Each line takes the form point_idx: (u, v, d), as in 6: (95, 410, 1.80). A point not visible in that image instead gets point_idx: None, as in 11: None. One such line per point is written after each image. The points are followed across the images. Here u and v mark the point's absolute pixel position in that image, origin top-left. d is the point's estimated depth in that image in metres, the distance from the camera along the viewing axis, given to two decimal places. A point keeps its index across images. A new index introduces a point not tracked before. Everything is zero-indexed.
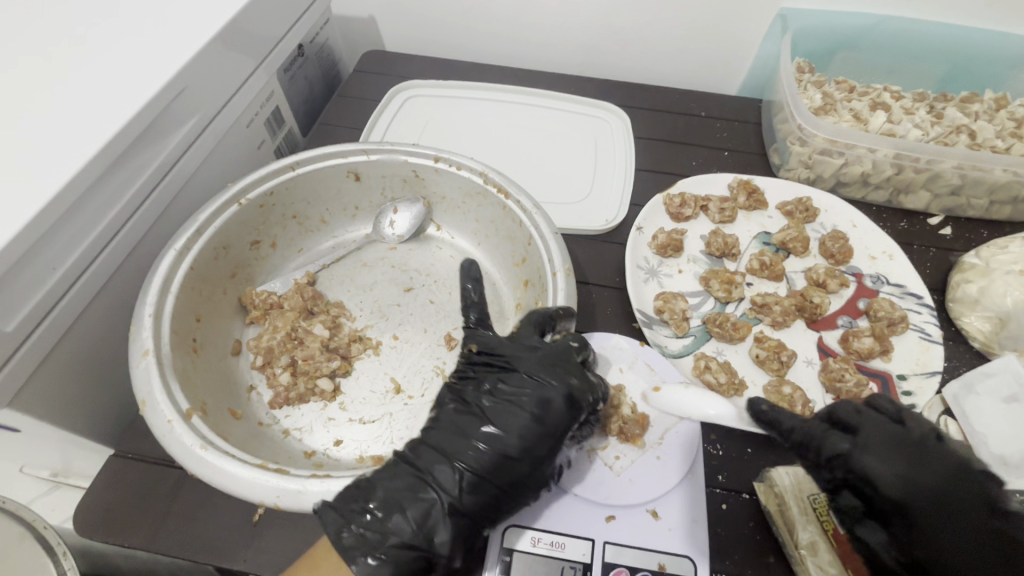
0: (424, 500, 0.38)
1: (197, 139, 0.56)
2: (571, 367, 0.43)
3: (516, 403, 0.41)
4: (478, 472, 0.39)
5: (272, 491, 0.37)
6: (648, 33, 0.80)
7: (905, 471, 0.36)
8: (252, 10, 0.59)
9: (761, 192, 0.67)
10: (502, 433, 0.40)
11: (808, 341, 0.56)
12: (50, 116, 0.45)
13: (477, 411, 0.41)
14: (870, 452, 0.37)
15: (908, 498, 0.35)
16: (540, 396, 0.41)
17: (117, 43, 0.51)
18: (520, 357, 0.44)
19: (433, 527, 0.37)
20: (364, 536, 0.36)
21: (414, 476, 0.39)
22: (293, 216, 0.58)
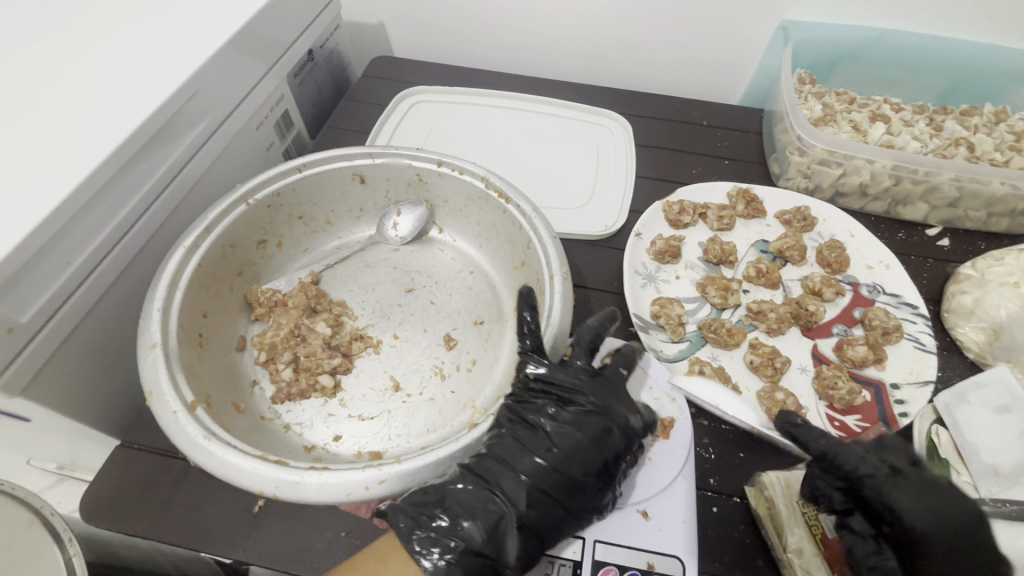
0: (496, 515, 0.39)
1: (207, 141, 0.58)
2: (623, 399, 0.45)
3: (585, 431, 0.43)
4: (543, 490, 0.41)
5: (270, 482, 0.38)
6: (652, 42, 0.81)
7: (931, 512, 0.37)
8: (265, 15, 0.61)
9: (760, 201, 0.68)
10: (566, 458, 0.42)
11: (803, 349, 0.57)
12: (69, 115, 0.47)
13: (541, 436, 0.42)
14: (899, 488, 0.39)
15: (930, 534, 0.37)
16: (604, 424, 0.43)
17: (133, 48, 0.53)
18: (579, 385, 0.45)
19: (504, 540, 0.39)
20: (439, 543, 0.37)
21: (483, 486, 0.40)
22: (299, 217, 0.60)
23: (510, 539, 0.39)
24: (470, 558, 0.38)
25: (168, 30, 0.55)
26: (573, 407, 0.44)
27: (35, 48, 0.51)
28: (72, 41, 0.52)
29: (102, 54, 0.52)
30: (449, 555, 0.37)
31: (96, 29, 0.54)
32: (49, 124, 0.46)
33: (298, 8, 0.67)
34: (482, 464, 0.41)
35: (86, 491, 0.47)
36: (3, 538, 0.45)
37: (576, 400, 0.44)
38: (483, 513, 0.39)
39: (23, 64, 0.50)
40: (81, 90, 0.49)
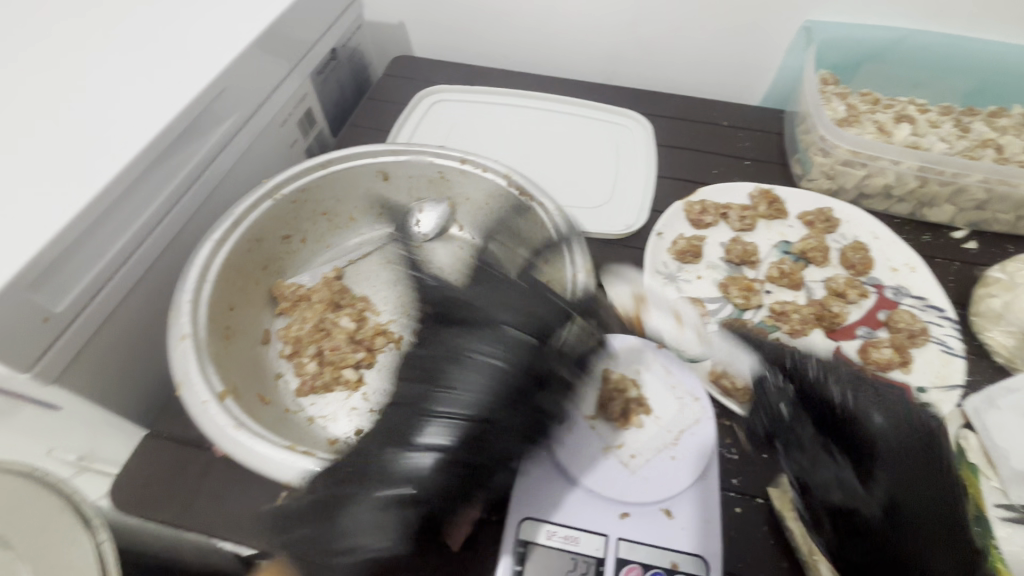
0: (456, 463, 0.41)
1: (235, 138, 0.59)
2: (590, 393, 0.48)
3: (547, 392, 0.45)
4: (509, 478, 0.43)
5: (298, 472, 0.41)
6: (673, 43, 0.81)
7: (917, 490, 0.40)
8: (291, 13, 0.61)
9: (782, 202, 0.67)
10: (524, 413, 0.43)
11: (827, 351, 0.56)
12: (103, 111, 0.48)
13: (498, 391, 0.44)
14: (893, 470, 0.41)
15: (909, 507, 0.39)
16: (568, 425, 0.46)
17: (166, 45, 0.54)
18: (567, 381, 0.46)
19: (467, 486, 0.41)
20: (396, 488, 0.40)
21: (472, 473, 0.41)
22: (323, 213, 0.61)
23: (471, 483, 0.41)
24: (429, 498, 0.40)
25: (197, 28, 0.56)
26: (487, 367, 0.44)
27: (71, 45, 0.53)
28: (107, 39, 0.54)
29: (136, 51, 0.53)
30: (410, 497, 0.40)
31: (130, 27, 0.55)
32: (84, 118, 0.47)
33: (322, 7, 0.68)
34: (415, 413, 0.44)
35: (115, 479, 0.48)
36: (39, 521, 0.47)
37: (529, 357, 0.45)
38: (444, 460, 0.41)
39: (59, 62, 0.51)
40: (115, 86, 0.50)
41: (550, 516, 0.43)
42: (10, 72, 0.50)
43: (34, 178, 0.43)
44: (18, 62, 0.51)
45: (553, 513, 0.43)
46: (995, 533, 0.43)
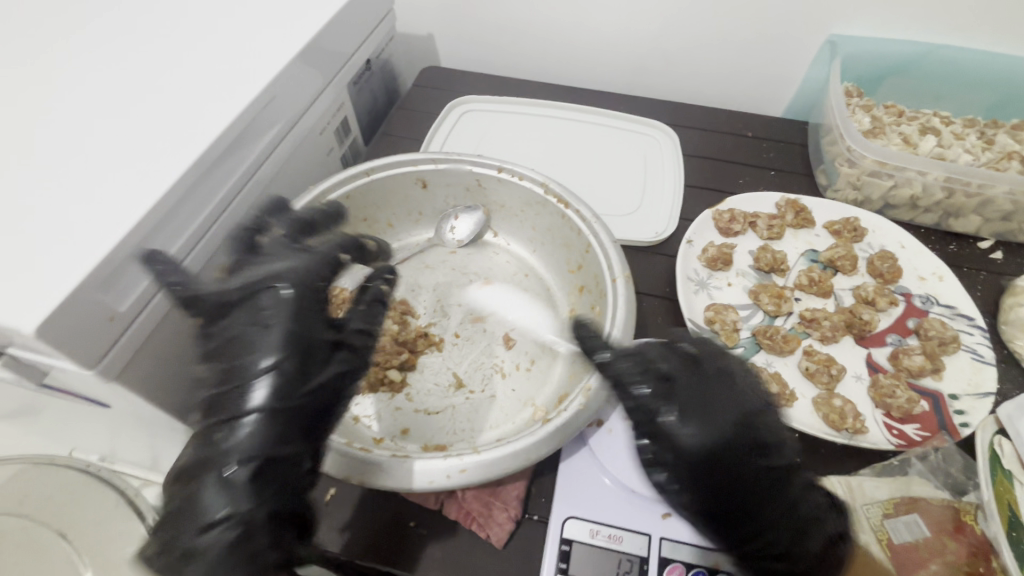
0: (295, 361, 0.39)
1: (278, 146, 0.61)
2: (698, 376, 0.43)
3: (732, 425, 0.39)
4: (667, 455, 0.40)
5: (357, 471, 0.42)
6: (698, 55, 0.83)
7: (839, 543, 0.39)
8: (332, 27, 0.64)
9: (809, 211, 0.68)
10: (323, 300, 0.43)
11: (858, 357, 0.57)
12: (162, 120, 0.50)
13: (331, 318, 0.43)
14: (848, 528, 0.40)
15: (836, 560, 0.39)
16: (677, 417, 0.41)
17: (218, 57, 0.56)
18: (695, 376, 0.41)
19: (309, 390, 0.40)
20: (257, 383, 0.38)
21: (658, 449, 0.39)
22: (364, 219, 0.62)
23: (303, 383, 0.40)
24: (289, 400, 0.38)
25: (245, 43, 0.58)
26: (285, 289, 0.41)
27: (128, 57, 0.55)
28: (162, 53, 0.56)
29: (190, 63, 0.55)
30: (262, 387, 0.38)
31: (184, 41, 0.58)
32: (144, 126, 0.50)
33: (360, 19, 0.70)
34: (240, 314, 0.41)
35: None
36: None
37: (687, 379, 0.40)
38: (287, 360, 0.39)
39: (119, 74, 0.53)
40: (171, 97, 0.52)
41: (592, 515, 0.44)
42: (73, 83, 0.52)
43: (100, 184, 0.45)
44: (79, 73, 0.53)
45: (596, 513, 0.44)
46: None
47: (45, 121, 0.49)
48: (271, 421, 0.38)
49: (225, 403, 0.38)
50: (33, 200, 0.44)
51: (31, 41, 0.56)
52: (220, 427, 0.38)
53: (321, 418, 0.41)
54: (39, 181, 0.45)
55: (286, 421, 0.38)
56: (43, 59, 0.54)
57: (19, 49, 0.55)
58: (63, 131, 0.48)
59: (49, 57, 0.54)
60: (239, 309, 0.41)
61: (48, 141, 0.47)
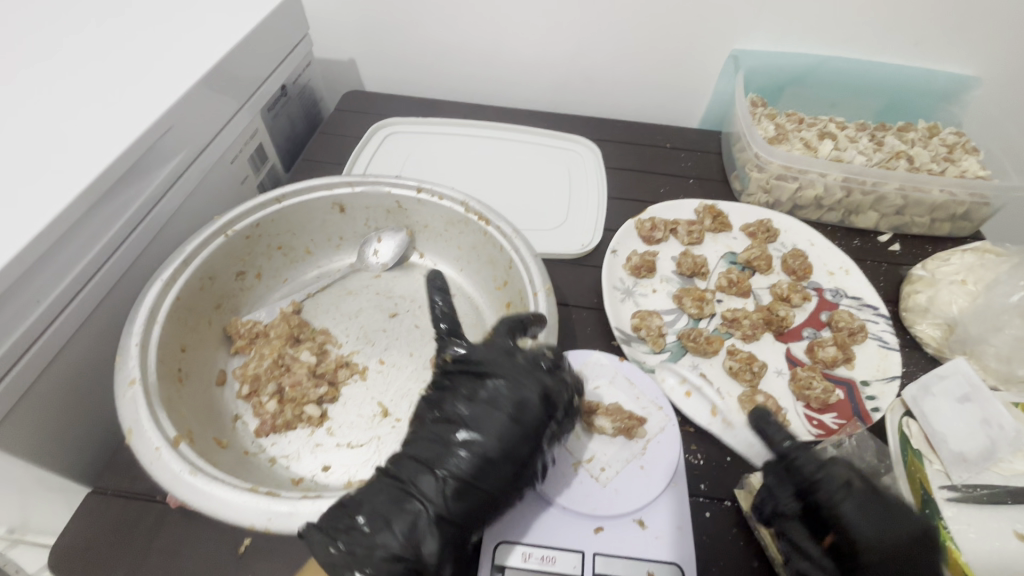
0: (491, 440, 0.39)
1: (182, 175, 0.57)
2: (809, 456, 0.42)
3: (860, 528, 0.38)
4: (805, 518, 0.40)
5: (262, 515, 0.37)
6: (615, 72, 0.86)
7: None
8: (242, 50, 0.62)
9: (725, 215, 0.71)
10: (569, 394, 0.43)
11: (777, 353, 0.59)
12: (35, 152, 0.46)
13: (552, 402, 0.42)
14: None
15: None
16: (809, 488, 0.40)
17: (108, 86, 0.53)
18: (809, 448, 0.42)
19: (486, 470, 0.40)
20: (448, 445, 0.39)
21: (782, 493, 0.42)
22: (279, 247, 0.59)
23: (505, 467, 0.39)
24: (496, 485, 0.39)
25: (138, 69, 0.55)
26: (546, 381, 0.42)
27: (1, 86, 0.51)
28: (41, 80, 0.52)
29: (73, 91, 0.52)
30: (478, 461, 0.38)
31: (65, 68, 0.54)
32: (15, 160, 0.45)
33: (274, 43, 0.69)
34: (496, 378, 0.42)
35: (55, 543, 0.44)
36: None
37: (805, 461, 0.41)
38: (516, 443, 0.39)
39: None
40: (50, 127, 0.48)
41: (522, 537, 0.43)
42: None
43: None
44: None
45: (525, 535, 0.43)
46: (943, 514, 0.45)
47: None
48: (476, 496, 0.38)
49: (444, 453, 0.39)
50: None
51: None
52: (436, 476, 0.38)
53: (509, 495, 0.39)
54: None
55: (489, 502, 0.39)
56: None
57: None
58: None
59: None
60: (494, 371, 0.42)
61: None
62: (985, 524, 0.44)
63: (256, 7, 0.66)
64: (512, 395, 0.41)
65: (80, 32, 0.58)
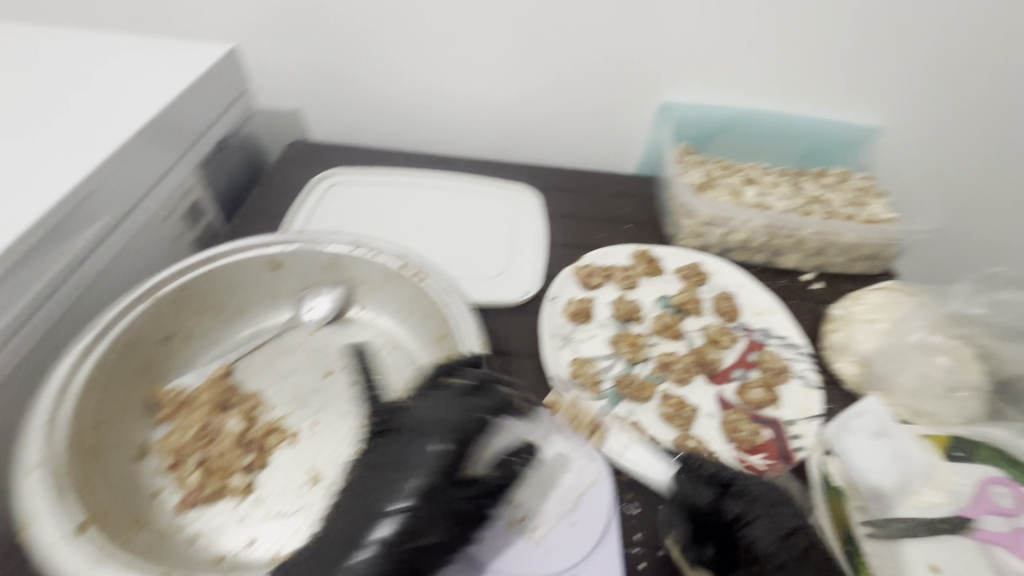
0: (428, 465, 0.41)
1: (107, 239, 0.56)
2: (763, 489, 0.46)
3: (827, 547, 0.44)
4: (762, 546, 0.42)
5: None
6: (554, 123, 0.90)
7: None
8: (173, 110, 0.62)
9: (658, 260, 0.74)
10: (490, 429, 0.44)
11: (710, 396, 0.61)
12: None
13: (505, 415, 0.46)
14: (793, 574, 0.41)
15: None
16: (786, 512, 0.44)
17: (28, 156, 0.52)
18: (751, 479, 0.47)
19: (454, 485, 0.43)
20: (389, 482, 0.40)
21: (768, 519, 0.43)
22: (210, 308, 0.58)
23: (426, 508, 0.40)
24: (420, 529, 0.39)
25: (61, 137, 0.55)
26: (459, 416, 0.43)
27: None
28: None
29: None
30: (397, 505, 0.39)
31: None
32: None
33: (209, 98, 0.69)
34: (415, 424, 0.43)
35: None
36: None
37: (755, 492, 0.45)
38: (432, 483, 0.40)
39: None
40: None
41: None
42: None
43: None
44: None
45: None
46: (863, 550, 0.48)
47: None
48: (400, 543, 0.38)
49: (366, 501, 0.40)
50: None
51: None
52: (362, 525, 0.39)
53: (444, 532, 0.40)
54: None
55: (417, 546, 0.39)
56: None
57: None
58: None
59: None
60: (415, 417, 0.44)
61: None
62: (899, 559, 0.47)
63: (188, 68, 0.67)
64: (421, 436, 0.42)
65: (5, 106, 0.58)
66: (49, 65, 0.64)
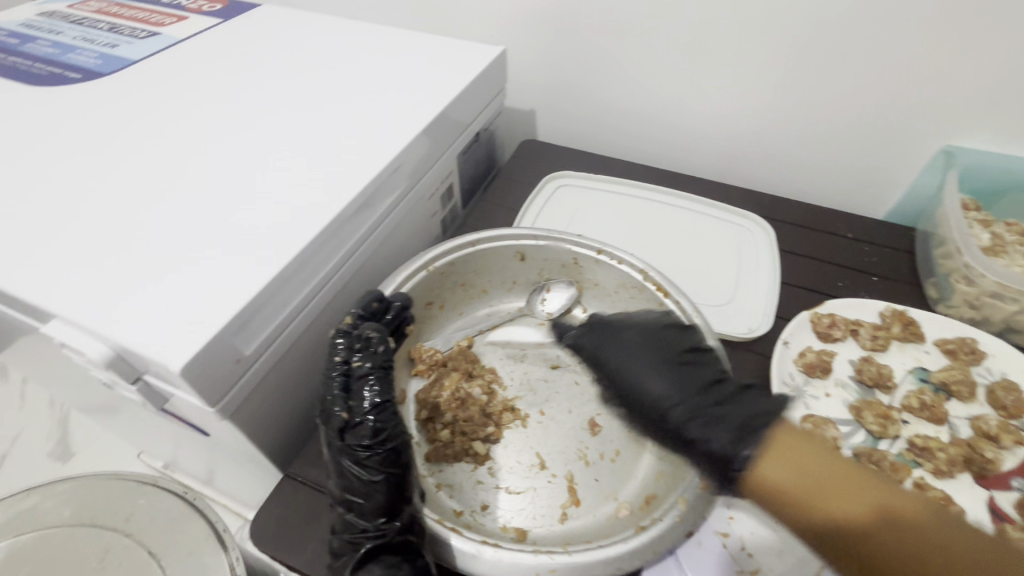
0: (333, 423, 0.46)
1: (398, 206, 0.64)
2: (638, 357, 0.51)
3: (734, 430, 0.43)
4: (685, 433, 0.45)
5: (455, 551, 0.43)
6: (801, 154, 0.82)
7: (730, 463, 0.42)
8: (455, 103, 0.69)
9: (917, 325, 0.65)
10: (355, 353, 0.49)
11: (977, 499, 0.52)
12: (295, 183, 0.55)
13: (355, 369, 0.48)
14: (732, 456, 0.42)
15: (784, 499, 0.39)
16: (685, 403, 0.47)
17: (351, 130, 0.62)
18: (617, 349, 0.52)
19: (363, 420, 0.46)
20: (336, 454, 0.45)
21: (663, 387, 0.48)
22: (462, 284, 0.65)
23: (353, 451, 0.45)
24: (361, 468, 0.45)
25: (373, 116, 0.64)
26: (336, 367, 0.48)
27: (270, 126, 0.62)
28: (303, 122, 0.63)
29: (325, 133, 0.62)
30: (341, 462, 0.45)
31: (315, 113, 0.64)
32: (274, 190, 0.55)
33: (480, 93, 0.75)
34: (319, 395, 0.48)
35: (253, 516, 0.51)
36: None
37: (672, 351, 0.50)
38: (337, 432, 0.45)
39: (261, 140, 0.60)
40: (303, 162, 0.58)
41: None
42: (220, 145, 0.59)
43: (237, 245, 0.49)
44: (227, 138, 0.60)
45: None
46: None
47: (199, 176, 0.55)
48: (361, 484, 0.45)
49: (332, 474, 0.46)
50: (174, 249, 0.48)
51: (189, 101, 0.65)
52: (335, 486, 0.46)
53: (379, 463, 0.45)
54: (189, 230, 0.50)
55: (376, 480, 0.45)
56: (201, 124, 0.62)
57: (173, 112, 0.63)
58: (211, 186, 0.54)
59: (205, 118, 0.63)
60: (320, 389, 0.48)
61: (194, 195, 0.53)
62: None
63: (471, 68, 0.73)
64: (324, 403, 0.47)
65: (330, 84, 0.69)
66: (362, 52, 0.75)
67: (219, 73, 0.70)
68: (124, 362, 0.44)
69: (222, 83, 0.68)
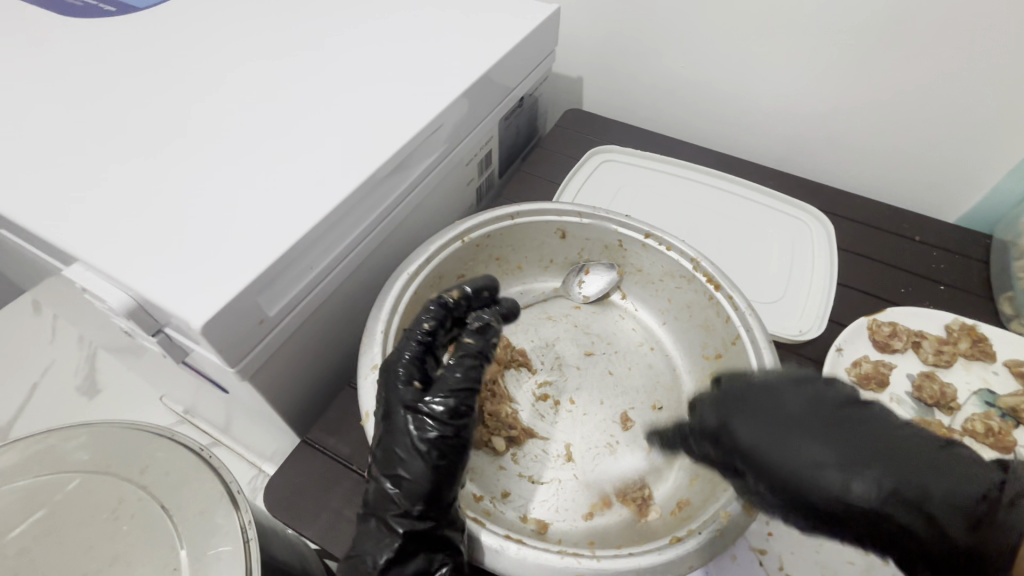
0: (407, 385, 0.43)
1: (434, 169, 0.60)
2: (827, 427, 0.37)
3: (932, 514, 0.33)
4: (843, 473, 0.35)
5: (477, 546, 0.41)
6: (871, 145, 0.75)
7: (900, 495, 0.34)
8: (502, 62, 0.64)
9: (988, 342, 0.59)
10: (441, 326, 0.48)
11: None
12: (326, 138, 0.52)
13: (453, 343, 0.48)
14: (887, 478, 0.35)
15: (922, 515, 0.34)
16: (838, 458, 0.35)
17: (390, 84, 0.58)
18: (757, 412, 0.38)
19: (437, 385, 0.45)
20: (397, 418, 0.43)
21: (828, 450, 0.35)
22: (497, 258, 0.61)
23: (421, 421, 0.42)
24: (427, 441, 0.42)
25: (414, 71, 0.60)
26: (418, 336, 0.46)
27: (305, 76, 0.58)
28: (341, 73, 0.59)
29: (361, 87, 0.57)
30: (406, 429, 0.42)
31: (351, 64, 0.60)
32: (300, 144, 0.51)
33: (528, 54, 0.70)
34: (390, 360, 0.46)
35: (269, 479, 0.50)
36: (198, 505, 0.49)
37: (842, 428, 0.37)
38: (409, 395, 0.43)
39: (296, 90, 0.56)
40: (337, 117, 0.54)
41: None
42: (252, 92, 0.56)
43: (262, 200, 0.46)
44: (260, 86, 0.56)
45: None
46: None
47: (228, 123, 0.52)
48: (416, 458, 0.41)
49: (382, 441, 0.42)
50: (202, 199, 0.46)
51: (226, 43, 0.62)
52: (380, 454, 0.42)
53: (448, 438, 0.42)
54: (213, 180, 0.47)
55: (434, 455, 0.42)
56: (234, 68, 0.58)
57: (206, 53, 0.60)
58: (240, 135, 0.51)
59: (240, 61, 0.59)
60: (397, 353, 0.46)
61: (223, 144, 0.50)
62: None
63: (521, 26, 0.68)
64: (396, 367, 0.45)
65: (372, 34, 0.64)
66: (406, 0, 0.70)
67: (257, 14, 0.66)
68: (145, 314, 0.42)
69: (260, 25, 0.65)
